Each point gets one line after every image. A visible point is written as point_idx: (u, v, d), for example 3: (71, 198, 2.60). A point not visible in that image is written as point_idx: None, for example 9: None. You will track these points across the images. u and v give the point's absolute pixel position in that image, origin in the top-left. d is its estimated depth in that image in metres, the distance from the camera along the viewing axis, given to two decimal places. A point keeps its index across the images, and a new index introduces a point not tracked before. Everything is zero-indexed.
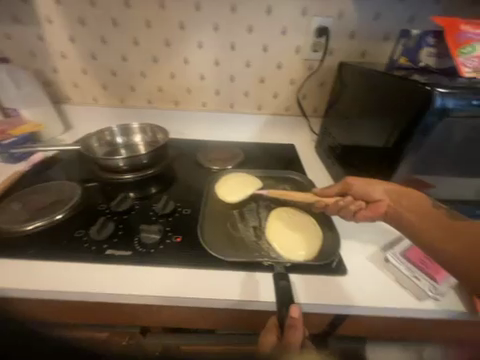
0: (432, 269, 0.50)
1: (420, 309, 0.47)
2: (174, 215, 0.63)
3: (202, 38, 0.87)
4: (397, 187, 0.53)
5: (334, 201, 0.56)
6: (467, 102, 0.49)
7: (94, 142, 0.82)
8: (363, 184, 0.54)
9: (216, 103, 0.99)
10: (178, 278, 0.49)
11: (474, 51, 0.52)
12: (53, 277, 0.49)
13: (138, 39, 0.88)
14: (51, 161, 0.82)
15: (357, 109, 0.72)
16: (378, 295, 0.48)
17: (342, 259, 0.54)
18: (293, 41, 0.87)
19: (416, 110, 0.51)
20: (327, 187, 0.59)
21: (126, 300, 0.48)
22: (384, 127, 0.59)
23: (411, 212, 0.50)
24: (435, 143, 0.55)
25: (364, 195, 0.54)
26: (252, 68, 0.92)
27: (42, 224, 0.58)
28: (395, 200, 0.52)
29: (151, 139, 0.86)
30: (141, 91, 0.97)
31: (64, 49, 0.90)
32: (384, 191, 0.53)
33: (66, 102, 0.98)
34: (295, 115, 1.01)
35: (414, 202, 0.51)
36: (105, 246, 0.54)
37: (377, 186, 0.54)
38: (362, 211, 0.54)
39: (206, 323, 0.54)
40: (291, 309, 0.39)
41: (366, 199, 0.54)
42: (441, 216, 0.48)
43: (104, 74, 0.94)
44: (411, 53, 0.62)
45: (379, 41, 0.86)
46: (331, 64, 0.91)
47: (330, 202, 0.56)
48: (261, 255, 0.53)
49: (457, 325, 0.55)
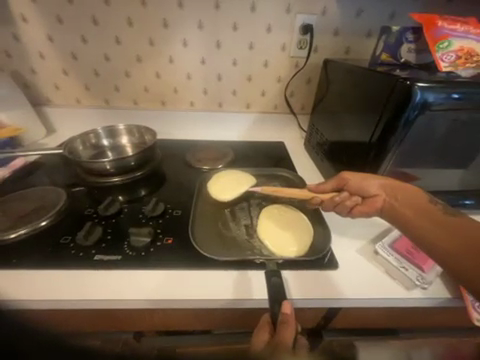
0: (420, 259, 0.52)
1: (410, 298, 0.48)
2: (165, 216, 0.62)
3: (187, 37, 0.86)
4: (392, 181, 0.53)
5: (331, 197, 0.58)
6: (446, 95, 0.50)
7: (78, 144, 0.79)
8: (358, 179, 0.55)
9: (204, 103, 0.98)
10: (170, 280, 0.49)
11: (450, 46, 0.54)
12: (39, 286, 0.47)
13: (121, 38, 0.86)
14: (33, 166, 0.79)
15: (343, 105, 0.74)
16: (369, 287, 0.49)
17: (333, 253, 0.55)
18: (279, 38, 0.87)
19: (398, 103, 0.52)
20: (322, 182, 0.60)
21: (115, 306, 0.46)
22: (369, 122, 0.61)
23: (407, 207, 0.49)
24: (419, 135, 0.56)
25: (360, 189, 0.54)
26: (239, 66, 0.92)
27: (25, 232, 0.55)
28: (391, 194, 0.52)
29: (138, 141, 0.85)
30: (127, 91, 0.95)
31: (43, 50, 0.86)
32: (380, 185, 0.53)
33: (47, 104, 0.95)
34: (283, 112, 1.01)
35: (410, 197, 0.50)
36: (93, 251, 0.52)
37: (373, 181, 0.54)
38: (358, 206, 0.55)
39: (202, 323, 0.54)
40: (283, 305, 0.39)
41: (361, 193, 0.55)
42: (439, 212, 0.46)
43: (86, 74, 0.91)
44: (393, 49, 0.63)
45: (362, 38, 0.88)
46: (317, 61, 0.92)
47: (327, 198, 0.58)
48: (253, 253, 0.52)
49: (442, 310, 0.57)
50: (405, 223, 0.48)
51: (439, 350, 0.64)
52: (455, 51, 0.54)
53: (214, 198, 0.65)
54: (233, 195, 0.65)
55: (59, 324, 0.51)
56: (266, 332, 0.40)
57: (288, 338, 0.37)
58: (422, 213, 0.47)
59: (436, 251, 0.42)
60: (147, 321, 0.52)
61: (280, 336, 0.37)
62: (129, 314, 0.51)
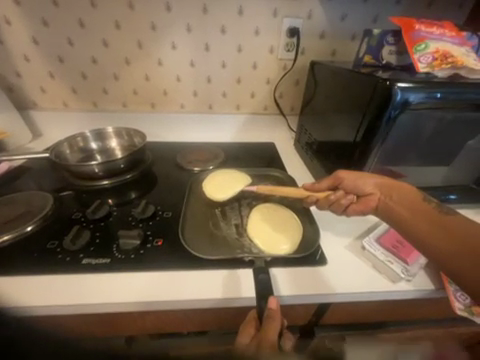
0: (405, 252, 0.54)
1: (395, 291, 0.50)
2: (155, 218, 0.62)
3: (176, 40, 0.86)
4: (386, 180, 0.54)
5: (327, 195, 0.58)
6: (426, 95, 0.52)
7: (65, 148, 0.78)
8: (354, 177, 0.56)
9: (194, 105, 0.99)
10: (160, 282, 0.48)
11: (427, 48, 0.57)
12: (24, 293, 0.46)
13: (108, 41, 0.85)
14: (19, 171, 0.78)
15: (329, 106, 0.76)
16: (357, 281, 0.51)
17: (322, 250, 0.56)
18: (267, 41, 0.89)
19: (379, 102, 0.54)
20: (318, 181, 0.60)
21: (103, 310, 0.46)
22: (354, 121, 0.62)
23: (402, 205, 0.51)
24: (401, 134, 0.59)
25: (355, 187, 0.55)
26: (227, 68, 0.93)
27: (9, 238, 0.54)
28: (386, 193, 0.53)
29: (128, 143, 0.84)
30: (115, 94, 0.94)
31: (28, 52, 0.85)
32: (375, 183, 0.55)
33: (33, 107, 0.93)
34: (273, 113, 1.03)
35: (404, 194, 0.51)
36: (80, 255, 0.52)
37: (369, 179, 0.55)
38: (353, 204, 0.56)
39: (194, 324, 0.54)
40: (269, 300, 0.41)
41: (357, 192, 0.56)
42: (433, 210, 0.48)
43: (73, 77, 0.90)
44: (375, 52, 0.66)
45: (346, 41, 0.91)
46: (304, 63, 0.94)
47: (323, 197, 0.58)
48: (242, 252, 0.53)
49: (428, 302, 0.59)
50: (399, 219, 0.50)
51: (427, 340, 0.66)
52: (432, 53, 0.56)
53: (208, 196, 0.66)
54: (227, 195, 0.65)
55: None
56: (252, 327, 0.41)
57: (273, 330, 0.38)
58: (415, 209, 0.49)
59: (429, 248, 0.45)
60: (139, 324, 0.52)
61: (266, 330, 0.38)
62: (119, 318, 0.51)
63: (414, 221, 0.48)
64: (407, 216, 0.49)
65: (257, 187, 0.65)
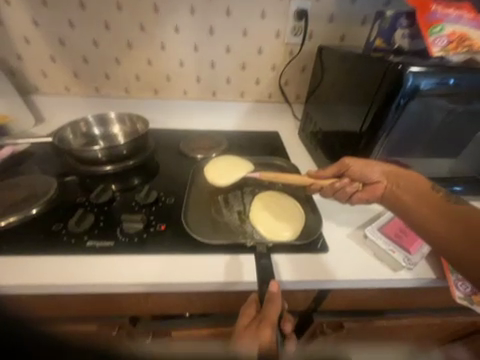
0: (407, 241, 0.54)
1: (395, 279, 0.50)
2: (158, 204, 0.62)
3: (179, 22, 0.84)
4: (394, 168, 0.53)
5: (332, 182, 0.57)
6: (438, 81, 0.50)
7: (68, 133, 0.77)
8: (361, 165, 0.55)
9: (197, 91, 0.97)
10: (164, 265, 0.49)
11: (443, 30, 0.54)
12: (31, 272, 0.47)
13: (110, 23, 0.83)
14: (23, 155, 0.78)
15: (336, 93, 0.74)
16: (358, 268, 0.51)
17: (324, 238, 0.56)
18: (273, 24, 0.86)
19: (389, 88, 0.52)
20: (324, 168, 0.60)
21: (107, 290, 0.47)
22: (361, 108, 0.60)
23: (409, 193, 0.50)
24: (410, 122, 0.56)
25: (361, 175, 0.55)
26: (232, 54, 0.90)
27: (16, 220, 0.55)
28: (393, 182, 0.52)
29: (130, 129, 0.84)
30: (117, 79, 0.92)
31: (28, 34, 0.83)
32: (382, 171, 0.53)
33: (35, 92, 0.92)
34: (278, 101, 1.01)
35: (412, 183, 0.50)
36: (85, 237, 0.52)
37: (376, 167, 0.54)
38: (358, 193, 0.56)
39: (196, 307, 0.55)
40: (271, 284, 0.40)
41: (363, 180, 0.55)
42: (440, 199, 0.47)
43: (75, 61, 0.88)
44: (386, 35, 0.62)
45: (356, 25, 0.87)
46: (312, 48, 0.91)
47: (328, 184, 0.58)
48: (245, 238, 0.53)
49: (427, 292, 0.60)
50: (405, 207, 0.49)
51: (424, 329, 0.68)
52: (447, 36, 0.53)
53: (210, 182, 0.66)
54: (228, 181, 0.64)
55: (55, 308, 0.52)
56: (253, 309, 0.41)
57: (272, 314, 0.38)
58: (422, 198, 0.48)
59: (433, 236, 0.44)
60: (142, 306, 0.53)
61: (266, 312, 0.38)
62: (123, 299, 0.52)
63: (420, 209, 0.47)
64: (413, 204, 0.48)
65: (260, 174, 0.64)
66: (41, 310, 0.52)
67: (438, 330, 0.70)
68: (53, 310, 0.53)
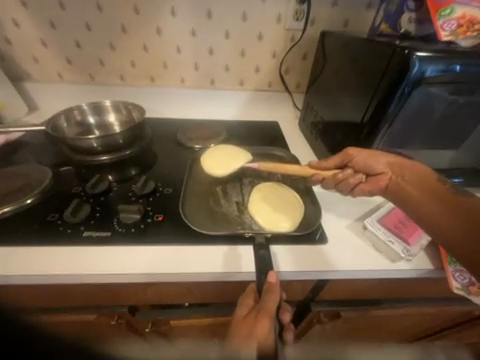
0: (406, 233, 0.54)
1: (393, 269, 0.50)
2: (156, 194, 0.61)
3: (176, 4, 0.79)
4: (399, 160, 0.52)
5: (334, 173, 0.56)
6: (445, 68, 0.48)
7: (62, 121, 0.75)
8: (365, 156, 0.54)
9: (195, 80, 0.94)
10: (162, 256, 0.49)
11: (452, 13, 0.51)
12: (27, 262, 0.46)
13: (103, 5, 0.79)
14: (16, 144, 0.76)
15: (338, 81, 0.71)
16: (356, 259, 0.51)
17: (323, 229, 0.56)
18: (274, 8, 0.82)
19: (394, 75, 0.50)
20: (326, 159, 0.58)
21: (105, 280, 0.47)
22: (364, 96, 0.58)
23: (414, 185, 0.49)
24: (414, 112, 0.55)
25: (365, 166, 0.54)
26: (231, 39, 0.87)
27: (10, 210, 0.54)
28: (398, 173, 0.52)
29: (127, 118, 0.81)
30: (112, 66, 0.89)
31: (17, 17, 0.79)
32: (387, 163, 0.53)
33: (28, 79, 0.89)
34: (278, 90, 0.98)
35: (417, 175, 0.50)
36: (81, 228, 0.52)
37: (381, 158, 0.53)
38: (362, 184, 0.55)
39: (194, 296, 0.56)
40: (268, 274, 0.41)
41: (367, 171, 0.54)
42: (446, 191, 0.47)
43: (67, 46, 0.85)
44: (393, 19, 0.60)
45: (361, 9, 0.83)
46: (314, 34, 0.87)
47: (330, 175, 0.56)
48: (243, 228, 0.53)
49: (424, 282, 0.60)
50: (410, 199, 0.49)
51: (418, 317, 0.69)
52: (457, 19, 0.51)
53: (207, 172, 0.64)
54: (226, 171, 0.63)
55: (53, 297, 0.52)
56: (251, 299, 0.41)
57: (271, 304, 0.38)
58: (427, 190, 0.48)
59: (437, 228, 0.45)
60: (141, 295, 0.54)
61: (264, 301, 0.38)
62: (121, 289, 0.52)
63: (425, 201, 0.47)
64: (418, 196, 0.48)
65: (259, 164, 0.63)
66: (40, 299, 0.53)
67: (433, 318, 0.71)
68: (52, 299, 0.53)
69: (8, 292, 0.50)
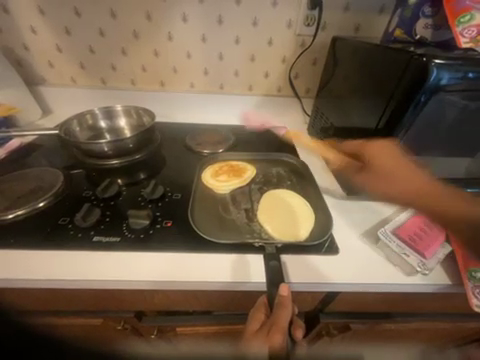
0: (421, 245, 0.51)
1: (408, 283, 0.48)
2: (164, 199, 0.61)
3: (186, 10, 0.80)
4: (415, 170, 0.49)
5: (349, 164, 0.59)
6: (462, 75, 0.47)
7: (75, 125, 0.77)
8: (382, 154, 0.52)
9: (204, 84, 0.94)
10: (170, 263, 0.48)
11: (473, 19, 0.50)
12: (36, 266, 0.47)
13: (116, 11, 0.80)
14: (30, 147, 0.78)
15: (349, 87, 0.70)
16: (369, 272, 0.49)
17: (334, 238, 0.54)
18: (285, 14, 0.82)
19: (412, 81, 0.49)
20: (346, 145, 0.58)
21: (112, 286, 0.46)
22: (377, 103, 0.57)
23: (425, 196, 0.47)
24: (429, 120, 0.53)
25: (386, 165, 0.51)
26: (242, 45, 0.87)
27: (23, 213, 0.55)
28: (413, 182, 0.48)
29: (137, 123, 0.82)
30: (124, 71, 0.91)
31: (34, 24, 0.81)
32: (409, 178, 0.49)
33: (42, 83, 0.92)
34: (287, 95, 0.97)
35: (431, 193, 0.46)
36: (91, 232, 0.52)
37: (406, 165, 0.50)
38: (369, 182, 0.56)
39: (201, 304, 0.55)
40: (280, 287, 0.40)
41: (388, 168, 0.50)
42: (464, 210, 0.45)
43: (80, 51, 0.87)
44: (408, 25, 0.59)
45: (373, 15, 0.82)
46: (325, 39, 0.86)
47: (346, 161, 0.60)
48: (253, 237, 0.52)
49: (439, 296, 0.58)
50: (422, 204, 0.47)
51: (431, 332, 0.66)
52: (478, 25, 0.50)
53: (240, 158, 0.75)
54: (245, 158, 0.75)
55: (62, 300, 0.52)
56: (262, 313, 0.40)
57: (284, 319, 0.37)
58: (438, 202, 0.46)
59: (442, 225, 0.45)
60: (147, 301, 0.53)
61: (276, 316, 0.37)
62: (128, 294, 0.52)
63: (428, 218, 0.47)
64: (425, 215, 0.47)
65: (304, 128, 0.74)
66: (49, 302, 0.53)
67: (447, 333, 0.68)
68: (60, 303, 0.53)
69: (17, 296, 0.51)
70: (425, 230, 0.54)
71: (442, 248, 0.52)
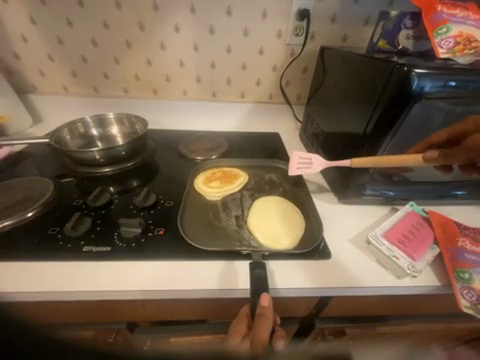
0: (411, 248, 0.52)
1: (398, 286, 0.49)
2: (156, 207, 0.61)
3: (179, 20, 0.82)
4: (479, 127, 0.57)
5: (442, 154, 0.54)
6: (444, 82, 0.48)
7: (65, 134, 0.76)
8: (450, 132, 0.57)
9: (197, 92, 0.95)
10: (163, 272, 0.48)
11: (449, 31, 0.53)
12: (22, 279, 0.45)
13: (109, 22, 0.81)
14: (19, 156, 0.77)
15: (338, 94, 0.72)
16: (362, 275, 0.50)
17: (326, 243, 0.55)
18: (275, 24, 0.84)
19: (395, 89, 0.50)
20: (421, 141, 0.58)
21: (103, 297, 0.45)
22: (365, 110, 0.59)
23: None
24: (415, 126, 0.54)
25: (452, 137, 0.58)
26: (233, 53, 0.89)
27: (11, 223, 0.53)
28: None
29: (129, 130, 0.82)
30: (116, 79, 0.91)
31: (26, 33, 0.82)
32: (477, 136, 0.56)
33: (33, 92, 0.91)
34: (278, 102, 0.99)
35: None
36: (81, 242, 0.51)
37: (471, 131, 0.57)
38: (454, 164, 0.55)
39: (195, 313, 0.54)
40: (261, 297, 0.40)
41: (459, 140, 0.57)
42: None
43: (72, 60, 0.87)
44: (391, 36, 0.61)
45: (358, 25, 0.86)
46: (313, 48, 0.89)
47: (429, 155, 0.55)
48: (241, 244, 0.52)
49: (430, 298, 0.59)
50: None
51: (424, 334, 0.67)
52: (454, 37, 0.53)
53: (236, 168, 0.75)
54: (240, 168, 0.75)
55: (51, 312, 0.51)
56: (244, 325, 0.40)
57: (265, 330, 0.37)
58: None
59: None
60: (140, 311, 0.52)
61: (257, 328, 0.37)
62: (119, 305, 0.51)
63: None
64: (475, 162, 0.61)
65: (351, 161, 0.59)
66: (36, 316, 0.51)
67: (440, 335, 0.69)
68: (48, 316, 0.52)
69: None
70: (415, 232, 0.55)
71: (431, 250, 0.53)
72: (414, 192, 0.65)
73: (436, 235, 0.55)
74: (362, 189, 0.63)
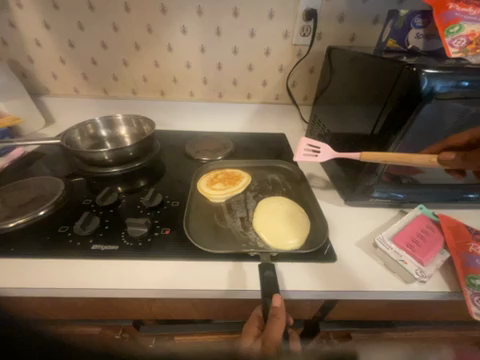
0: (420, 252, 0.50)
1: (407, 291, 0.48)
2: (163, 207, 0.62)
3: (186, 23, 0.83)
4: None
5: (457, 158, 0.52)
6: (456, 83, 0.47)
7: (76, 135, 0.78)
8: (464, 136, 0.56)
9: (204, 93, 0.96)
10: (172, 272, 0.48)
11: (462, 30, 0.52)
12: (34, 276, 0.46)
13: (118, 25, 0.83)
14: (33, 156, 0.80)
15: (345, 95, 0.71)
16: (370, 279, 0.49)
17: (332, 246, 0.54)
18: (281, 25, 0.84)
19: (405, 90, 0.49)
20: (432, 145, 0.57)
21: (111, 295, 0.46)
22: (373, 111, 0.58)
23: None
24: (426, 127, 0.53)
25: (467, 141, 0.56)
26: (240, 55, 0.89)
27: (24, 221, 0.55)
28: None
29: (137, 131, 0.84)
30: (125, 80, 0.93)
31: (39, 37, 0.84)
32: None
33: (46, 94, 0.94)
34: (284, 103, 0.99)
35: None
36: (90, 241, 0.52)
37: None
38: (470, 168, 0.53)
39: (200, 312, 0.55)
40: (273, 298, 0.39)
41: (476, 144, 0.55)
42: None
43: (83, 63, 0.89)
44: (400, 35, 0.61)
45: (366, 24, 0.84)
46: (320, 48, 0.88)
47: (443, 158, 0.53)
48: (248, 246, 0.52)
49: (440, 304, 0.57)
50: None
51: (432, 339, 0.65)
52: (466, 36, 0.51)
53: (239, 168, 0.76)
54: (243, 169, 0.75)
55: (62, 309, 0.53)
56: (255, 327, 0.40)
57: (277, 330, 0.37)
58: None
59: None
60: (146, 309, 0.53)
61: (269, 328, 0.38)
62: (126, 303, 0.52)
63: None
64: None
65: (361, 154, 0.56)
66: (47, 312, 0.52)
67: (449, 342, 0.67)
68: (59, 313, 0.53)
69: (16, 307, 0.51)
70: (424, 236, 0.53)
71: (441, 255, 0.51)
72: (424, 194, 0.63)
73: (446, 239, 0.53)
74: (369, 190, 0.62)
